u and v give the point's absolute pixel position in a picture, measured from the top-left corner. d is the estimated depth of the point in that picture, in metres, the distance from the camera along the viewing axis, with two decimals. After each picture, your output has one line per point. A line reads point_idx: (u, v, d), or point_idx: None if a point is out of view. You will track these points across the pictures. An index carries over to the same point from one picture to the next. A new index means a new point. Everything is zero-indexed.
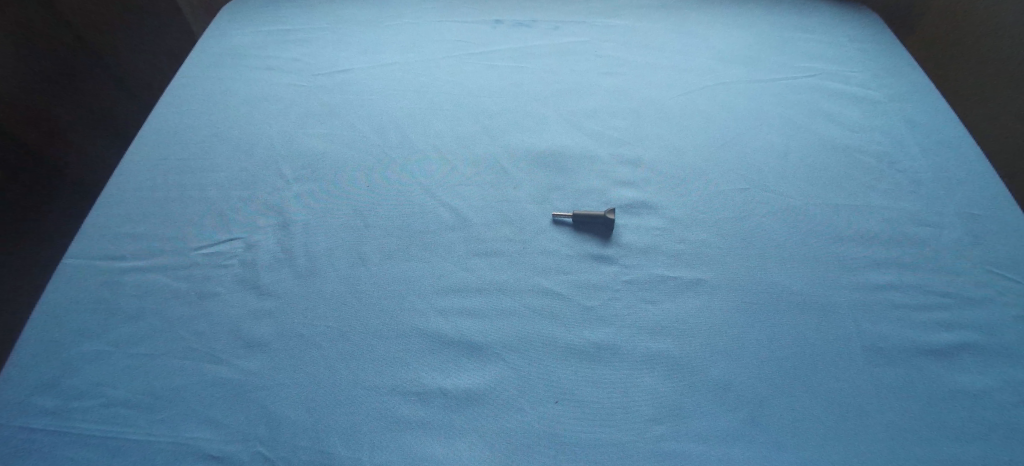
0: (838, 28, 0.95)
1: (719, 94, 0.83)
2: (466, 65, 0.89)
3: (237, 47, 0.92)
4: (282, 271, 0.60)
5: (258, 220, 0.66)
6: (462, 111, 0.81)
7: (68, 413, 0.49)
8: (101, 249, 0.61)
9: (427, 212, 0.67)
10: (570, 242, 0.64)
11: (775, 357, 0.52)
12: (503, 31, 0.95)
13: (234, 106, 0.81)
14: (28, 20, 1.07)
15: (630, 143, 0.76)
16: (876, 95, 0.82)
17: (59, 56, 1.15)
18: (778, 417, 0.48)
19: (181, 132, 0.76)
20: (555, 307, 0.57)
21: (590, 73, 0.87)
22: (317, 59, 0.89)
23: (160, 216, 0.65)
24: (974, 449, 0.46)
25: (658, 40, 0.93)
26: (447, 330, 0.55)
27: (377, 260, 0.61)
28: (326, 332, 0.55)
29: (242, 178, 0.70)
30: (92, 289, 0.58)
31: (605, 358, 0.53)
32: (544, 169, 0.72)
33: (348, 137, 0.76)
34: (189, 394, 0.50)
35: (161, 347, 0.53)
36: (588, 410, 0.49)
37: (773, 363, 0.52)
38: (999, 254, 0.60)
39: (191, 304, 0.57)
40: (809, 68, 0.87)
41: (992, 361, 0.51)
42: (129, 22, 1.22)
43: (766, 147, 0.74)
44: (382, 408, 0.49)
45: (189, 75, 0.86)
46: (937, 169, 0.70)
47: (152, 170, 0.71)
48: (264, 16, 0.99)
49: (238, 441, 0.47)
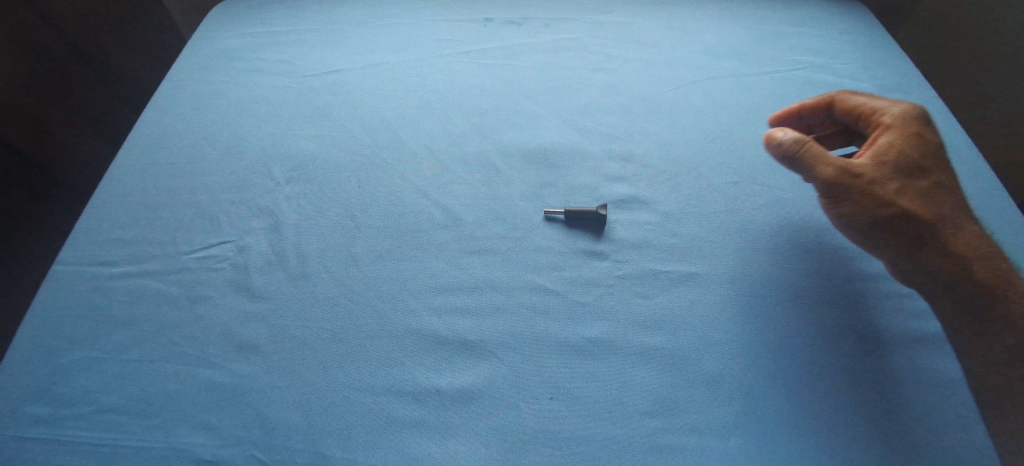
0: (827, 20, 0.95)
1: (711, 88, 0.83)
2: (456, 64, 0.88)
3: (226, 49, 0.91)
4: (273, 273, 0.60)
5: (250, 223, 0.65)
6: (453, 110, 0.80)
7: (60, 420, 0.49)
8: (91, 255, 0.61)
9: (419, 211, 0.67)
10: (562, 239, 0.64)
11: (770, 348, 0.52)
12: (494, 29, 0.94)
13: (223, 109, 0.80)
14: (27, 23, 1.03)
15: (621, 139, 0.76)
16: (866, 86, 0.82)
17: (59, 60, 1.10)
18: (773, 409, 0.48)
19: (170, 136, 0.76)
20: (549, 303, 0.57)
21: (582, 70, 0.87)
22: (308, 60, 0.89)
23: (150, 221, 0.65)
24: (955, 434, 0.46)
25: (651, 35, 0.93)
26: (441, 329, 0.55)
27: (369, 261, 0.61)
28: (321, 334, 0.55)
29: (232, 181, 0.70)
30: (82, 295, 0.57)
31: (600, 353, 0.53)
32: (535, 166, 0.72)
33: (339, 139, 0.76)
34: (182, 399, 0.50)
35: (154, 352, 0.53)
36: (583, 405, 0.49)
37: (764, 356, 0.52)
38: None
39: (182, 308, 0.57)
40: (799, 61, 0.87)
41: None
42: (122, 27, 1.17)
43: (757, 140, 0.75)
44: (377, 408, 0.49)
45: (176, 78, 0.85)
46: None
47: (141, 174, 0.70)
48: (252, 16, 0.98)
49: (231, 445, 0.47)
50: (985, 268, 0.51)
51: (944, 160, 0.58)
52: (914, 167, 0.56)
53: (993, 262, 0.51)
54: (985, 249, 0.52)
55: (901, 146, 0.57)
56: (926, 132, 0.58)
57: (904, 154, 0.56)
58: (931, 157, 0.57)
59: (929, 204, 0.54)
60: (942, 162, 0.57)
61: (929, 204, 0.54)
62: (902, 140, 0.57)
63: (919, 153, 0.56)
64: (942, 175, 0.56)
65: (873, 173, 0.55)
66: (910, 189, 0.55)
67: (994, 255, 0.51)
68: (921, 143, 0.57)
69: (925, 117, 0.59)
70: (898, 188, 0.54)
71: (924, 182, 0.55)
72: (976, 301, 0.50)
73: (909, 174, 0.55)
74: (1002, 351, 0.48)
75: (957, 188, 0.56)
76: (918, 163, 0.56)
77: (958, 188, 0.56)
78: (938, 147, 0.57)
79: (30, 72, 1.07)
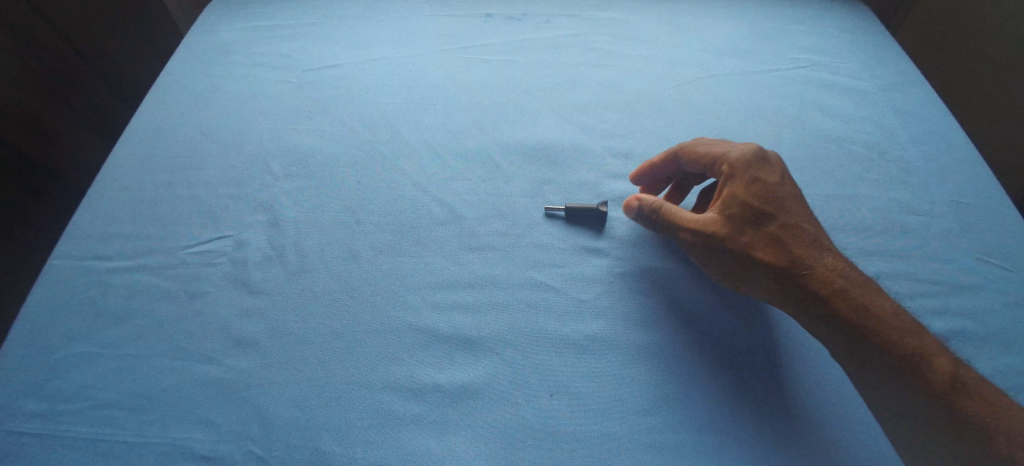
0: (828, 18, 0.95)
1: (711, 86, 0.83)
2: (456, 60, 0.87)
3: (224, 42, 0.90)
4: (272, 268, 0.60)
5: (248, 218, 0.65)
6: (454, 105, 0.80)
7: (56, 416, 0.48)
8: (87, 249, 0.61)
9: (418, 207, 0.66)
10: (562, 235, 0.64)
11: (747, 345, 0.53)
12: (494, 25, 0.93)
13: (221, 103, 0.79)
14: (27, 19, 0.97)
15: (622, 136, 0.76)
16: (866, 85, 0.82)
17: (58, 56, 1.04)
18: (763, 407, 0.49)
19: (168, 129, 0.75)
20: (549, 300, 0.57)
21: (582, 66, 0.87)
22: (306, 54, 0.88)
23: (147, 215, 0.64)
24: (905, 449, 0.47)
25: (651, 32, 0.92)
26: (441, 325, 0.55)
27: (368, 257, 0.61)
28: (320, 330, 0.54)
29: (230, 176, 0.69)
30: (78, 290, 0.57)
31: (600, 350, 0.53)
32: (535, 163, 0.72)
33: (338, 134, 0.76)
34: (178, 395, 0.50)
35: (151, 347, 0.53)
36: (583, 402, 0.49)
37: (741, 354, 0.53)
38: (984, 243, 0.61)
39: (180, 303, 0.56)
40: (800, 59, 0.87)
41: (977, 349, 0.53)
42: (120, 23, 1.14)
43: (757, 138, 0.75)
44: (376, 404, 0.49)
45: (173, 71, 0.85)
46: (926, 158, 0.71)
47: (138, 168, 0.70)
48: (250, 10, 0.97)
49: (229, 441, 0.47)
50: (839, 303, 0.51)
51: (789, 193, 0.57)
52: (755, 214, 0.55)
53: (855, 290, 0.51)
54: (835, 282, 0.52)
55: (739, 196, 0.56)
56: (756, 169, 0.57)
57: (742, 205, 0.56)
58: (769, 197, 0.56)
59: (774, 251, 0.54)
60: (785, 198, 0.56)
61: (774, 253, 0.54)
62: (739, 189, 0.57)
63: (757, 198, 0.56)
64: (785, 211, 0.56)
65: (716, 234, 0.56)
66: (761, 239, 0.55)
67: (845, 288, 0.51)
68: (757, 186, 0.56)
69: (746, 152, 0.58)
70: (750, 241, 0.55)
71: (769, 228, 0.55)
72: (836, 335, 0.51)
73: (751, 224, 0.55)
74: (865, 379, 0.49)
75: (805, 221, 0.56)
76: (757, 210, 0.55)
77: (805, 221, 0.56)
78: (777, 182, 0.57)
79: (27, 67, 1.00)
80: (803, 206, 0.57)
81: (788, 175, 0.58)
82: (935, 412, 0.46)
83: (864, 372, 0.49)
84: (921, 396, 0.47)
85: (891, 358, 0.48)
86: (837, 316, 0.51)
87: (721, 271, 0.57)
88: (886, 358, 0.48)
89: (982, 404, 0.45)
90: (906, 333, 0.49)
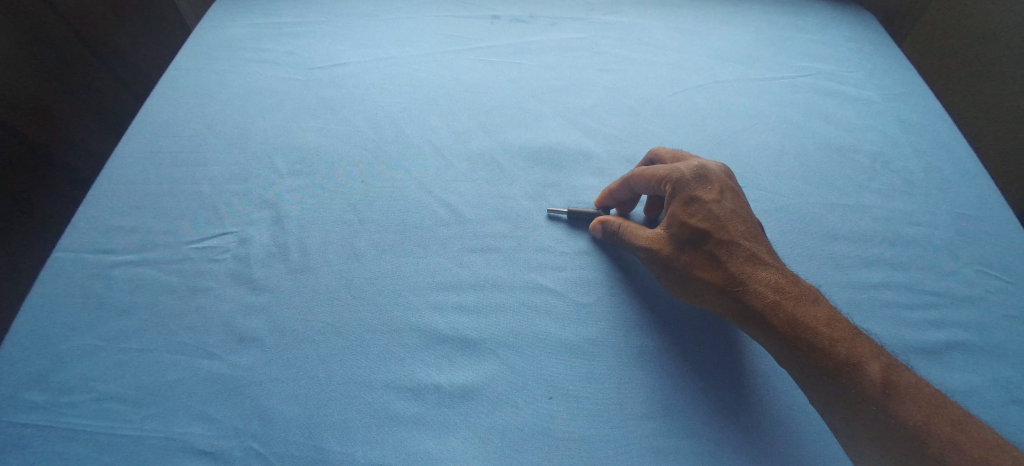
0: (834, 27, 0.95)
1: (717, 92, 0.83)
2: (463, 61, 0.88)
3: (232, 39, 0.91)
4: (276, 266, 0.60)
5: (252, 214, 0.65)
6: (459, 106, 0.80)
7: (59, 407, 0.49)
8: (92, 243, 0.61)
9: (422, 207, 0.66)
10: (565, 239, 0.64)
11: (733, 351, 0.53)
12: (500, 27, 0.93)
13: (229, 99, 0.80)
14: (39, 14, 0.97)
15: (627, 141, 0.76)
16: (871, 95, 0.82)
17: (68, 52, 1.04)
18: (753, 414, 0.49)
19: (175, 125, 0.75)
20: (549, 303, 0.57)
21: (588, 70, 0.87)
22: (313, 52, 0.88)
23: (152, 210, 0.65)
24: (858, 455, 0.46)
25: (658, 38, 0.93)
26: (441, 325, 0.55)
27: (371, 256, 0.61)
28: (321, 328, 0.55)
29: (236, 172, 0.70)
30: (82, 283, 0.57)
31: (598, 354, 0.53)
32: (539, 166, 0.72)
33: (342, 132, 0.76)
34: (180, 389, 0.50)
35: (154, 342, 0.53)
36: (582, 405, 0.49)
37: (726, 361, 0.53)
38: (987, 255, 0.61)
39: (183, 299, 0.57)
40: (806, 68, 0.87)
41: (977, 362, 0.53)
42: (136, 22, 1.15)
43: (761, 145, 0.75)
44: (378, 403, 0.50)
45: (180, 67, 0.85)
46: (930, 170, 0.71)
47: (142, 163, 0.70)
48: (256, 6, 0.97)
49: (229, 436, 0.47)
50: (774, 320, 0.49)
51: (727, 209, 0.55)
52: (691, 233, 0.54)
53: (795, 308, 0.49)
54: (769, 299, 0.50)
55: (676, 216, 0.55)
56: (691, 187, 0.56)
57: (679, 225, 0.55)
58: (704, 215, 0.54)
59: (712, 270, 0.53)
60: (722, 215, 0.54)
61: (713, 272, 0.53)
62: (676, 208, 0.55)
63: (692, 217, 0.54)
64: (722, 228, 0.54)
65: (658, 255, 0.55)
66: (699, 259, 0.54)
67: (780, 306, 0.50)
68: (692, 204, 0.55)
69: (683, 169, 0.57)
70: (689, 261, 0.54)
71: (707, 248, 0.54)
72: (779, 352, 0.50)
73: (689, 243, 0.54)
74: (812, 393, 0.48)
75: (743, 237, 0.54)
76: (693, 229, 0.54)
77: (744, 237, 0.54)
78: (714, 199, 0.55)
79: (34, 57, 0.99)
80: (743, 221, 0.55)
81: (728, 190, 0.56)
82: (873, 422, 0.44)
83: (805, 386, 0.48)
84: (856, 405, 0.45)
85: (825, 370, 0.47)
86: (771, 333, 0.50)
87: (670, 292, 0.56)
88: (820, 372, 0.47)
89: (916, 409, 0.44)
90: (840, 342, 0.47)
